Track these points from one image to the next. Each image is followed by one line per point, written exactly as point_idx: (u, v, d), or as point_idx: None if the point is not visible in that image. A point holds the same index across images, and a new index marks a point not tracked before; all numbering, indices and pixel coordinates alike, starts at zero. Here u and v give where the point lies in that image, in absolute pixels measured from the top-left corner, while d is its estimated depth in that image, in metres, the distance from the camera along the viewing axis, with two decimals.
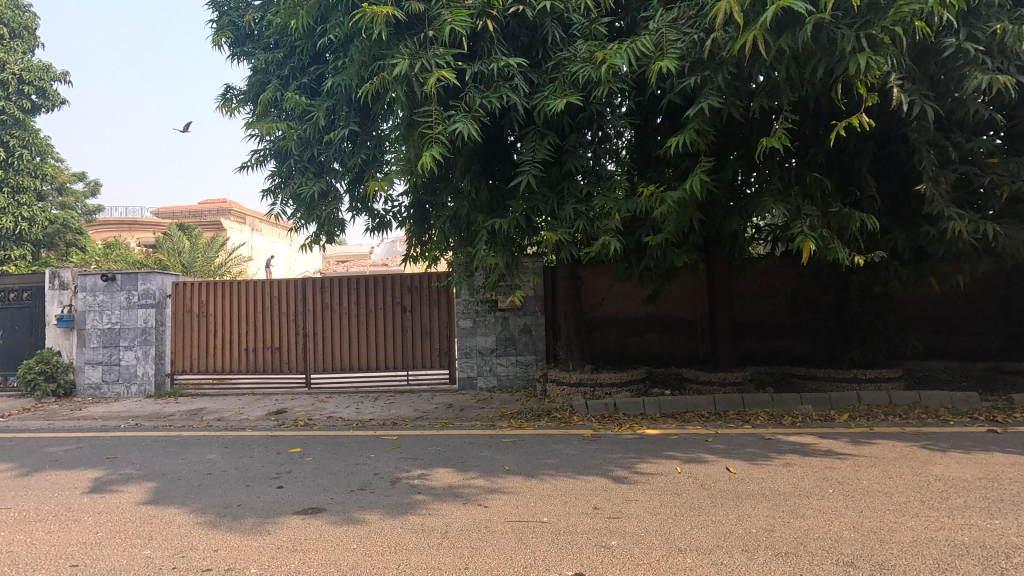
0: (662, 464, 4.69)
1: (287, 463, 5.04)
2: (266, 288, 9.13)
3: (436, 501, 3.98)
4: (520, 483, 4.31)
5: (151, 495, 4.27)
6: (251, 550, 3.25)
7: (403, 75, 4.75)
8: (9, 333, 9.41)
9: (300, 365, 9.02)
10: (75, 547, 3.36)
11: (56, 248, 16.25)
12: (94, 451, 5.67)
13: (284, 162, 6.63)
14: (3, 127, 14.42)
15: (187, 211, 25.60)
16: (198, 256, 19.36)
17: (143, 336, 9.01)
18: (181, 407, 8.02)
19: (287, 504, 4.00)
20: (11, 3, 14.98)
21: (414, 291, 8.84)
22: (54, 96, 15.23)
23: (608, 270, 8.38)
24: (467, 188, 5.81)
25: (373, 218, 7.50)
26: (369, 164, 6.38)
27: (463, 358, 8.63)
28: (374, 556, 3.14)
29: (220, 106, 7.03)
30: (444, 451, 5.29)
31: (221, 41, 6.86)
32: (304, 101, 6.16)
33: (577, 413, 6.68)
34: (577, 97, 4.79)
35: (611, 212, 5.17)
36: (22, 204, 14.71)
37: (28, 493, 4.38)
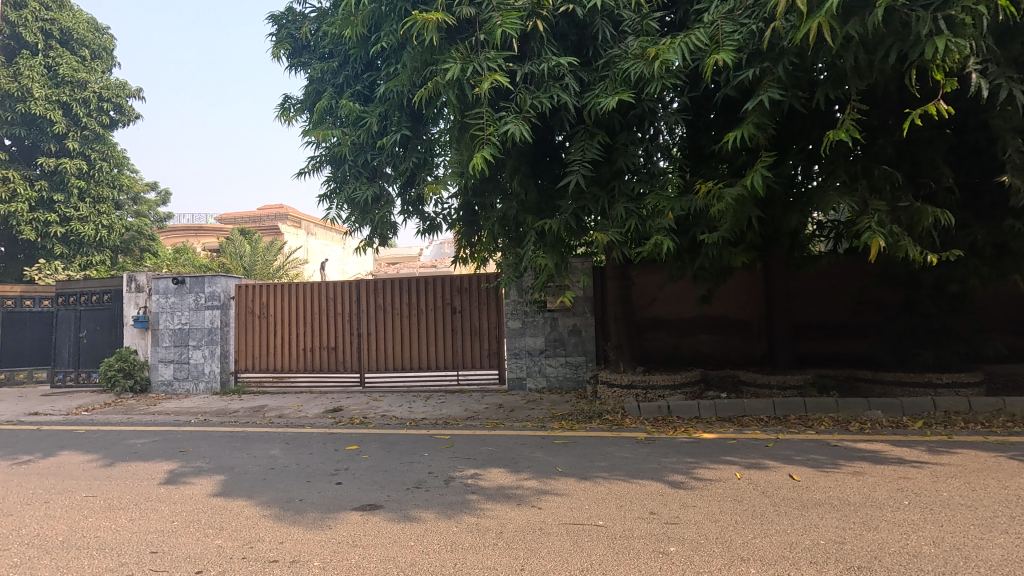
0: (721, 469, 4.54)
1: (344, 460, 5.19)
2: (322, 290, 9.45)
3: (489, 501, 4.01)
4: (574, 486, 4.27)
5: (220, 487, 4.50)
6: (314, 544, 3.37)
7: (455, 79, 4.80)
8: (93, 332, 10.27)
9: (355, 365, 9.28)
10: (153, 534, 3.58)
11: (132, 254, 17.31)
12: (169, 444, 6.03)
13: (339, 168, 6.83)
14: (85, 142, 15.60)
15: (247, 217, 26.93)
16: (258, 259, 20.32)
17: (210, 335, 9.49)
18: (245, 404, 8.41)
19: (346, 501, 4.12)
20: (92, 27, 16.25)
21: (464, 291, 8.92)
22: (129, 112, 16.34)
23: (659, 269, 8.21)
24: (516, 189, 5.80)
25: (424, 220, 7.63)
26: (421, 167, 6.50)
27: (512, 359, 8.66)
28: (431, 554, 3.18)
29: (279, 115, 7.33)
30: (496, 451, 5.33)
31: (280, 53, 7.14)
32: (357, 107, 6.33)
33: (630, 415, 6.58)
34: (629, 95, 4.71)
35: (665, 211, 5.06)
36: (102, 213, 15.79)
37: (113, 482, 4.71)
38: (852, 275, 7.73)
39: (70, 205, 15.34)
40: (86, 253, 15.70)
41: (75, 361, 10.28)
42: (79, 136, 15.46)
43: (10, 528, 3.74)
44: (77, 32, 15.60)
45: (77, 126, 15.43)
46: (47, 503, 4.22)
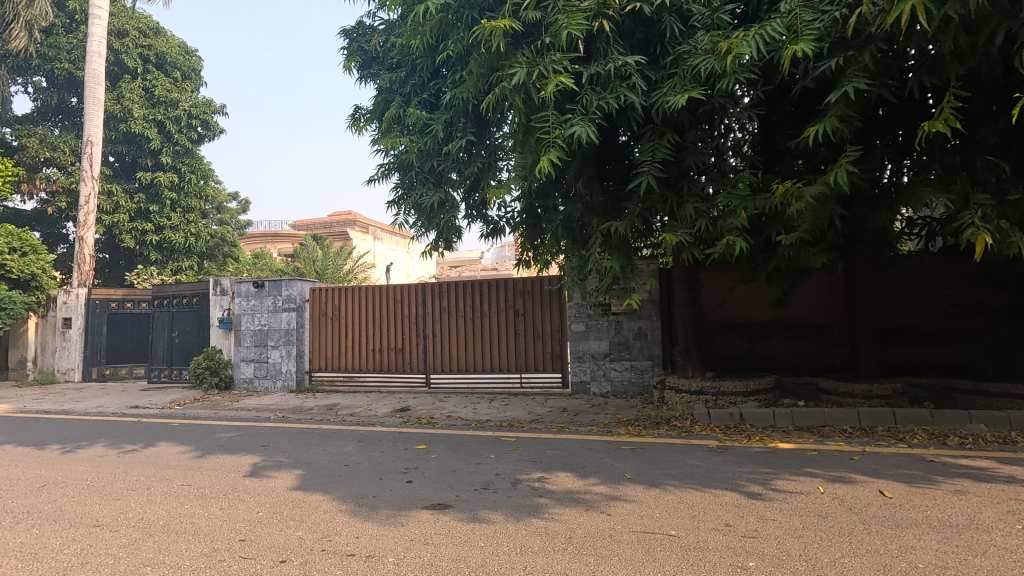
0: (801, 481, 4.30)
1: (414, 460, 5.31)
2: (389, 293, 9.77)
3: (557, 505, 3.98)
4: (643, 492, 4.18)
5: (299, 481, 4.73)
6: (388, 540, 3.47)
7: (521, 83, 4.83)
8: (184, 333, 11.14)
9: (421, 366, 9.50)
10: (241, 524, 3.80)
11: (216, 259, 18.52)
12: (252, 439, 6.41)
13: (406, 174, 7.01)
14: (178, 156, 16.92)
15: (319, 224, 28.29)
16: (329, 263, 21.28)
17: (287, 336, 10.01)
18: (319, 402, 8.81)
19: (417, 499, 4.22)
20: (182, 50, 17.84)
21: (526, 294, 8.94)
22: (215, 127, 17.57)
23: (730, 271, 7.92)
24: (581, 191, 5.74)
25: (488, 224, 7.71)
26: (486, 172, 6.59)
27: (576, 362, 8.60)
28: (501, 556, 3.20)
29: (351, 125, 7.65)
30: (562, 455, 5.29)
31: (351, 66, 7.45)
32: (424, 115, 6.49)
33: (699, 422, 6.35)
34: (700, 91, 4.56)
35: (737, 210, 4.87)
36: (191, 221, 17.02)
37: (204, 473, 5.06)
38: (949, 277, 7.13)
39: (163, 215, 16.65)
40: (176, 260, 16.97)
41: (168, 359, 11.20)
42: (171, 151, 16.77)
43: (118, 512, 4.09)
44: (170, 56, 17.14)
45: (170, 142, 16.79)
46: (148, 490, 4.59)
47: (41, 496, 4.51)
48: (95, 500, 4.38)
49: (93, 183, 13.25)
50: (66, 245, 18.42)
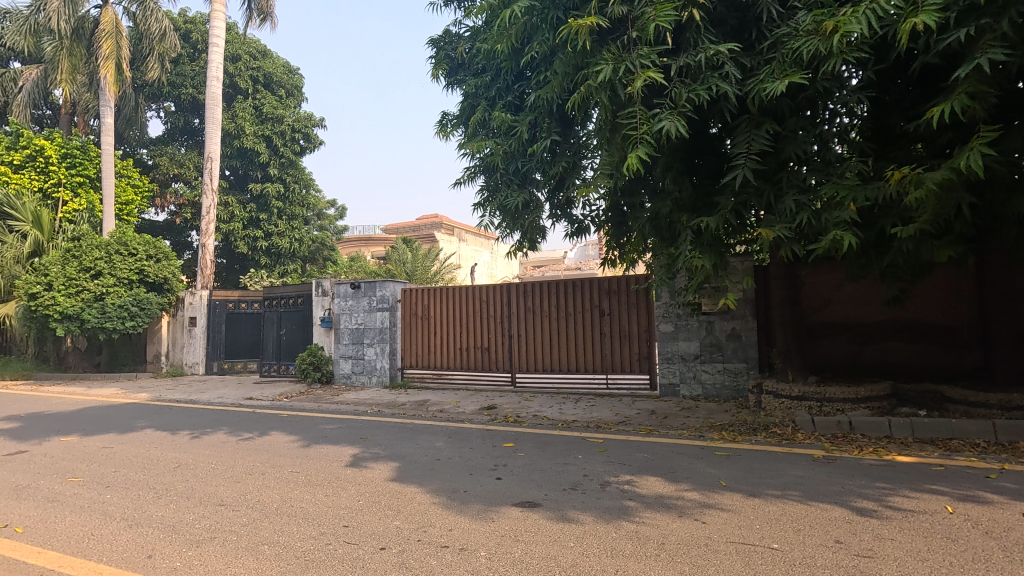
0: (924, 499, 3.89)
1: (502, 457, 5.40)
2: (475, 293, 10.00)
3: (648, 509, 3.89)
4: (740, 502, 3.98)
5: (395, 473, 4.97)
6: (480, 534, 3.56)
7: (607, 80, 4.74)
8: (290, 331, 12.11)
9: (507, 364, 9.64)
10: (344, 510, 4.05)
11: (317, 262, 19.80)
12: (352, 431, 6.83)
13: (491, 176, 7.11)
14: (284, 168, 18.37)
15: (408, 227, 29.59)
16: (418, 264, 22.20)
17: (381, 334, 10.55)
18: (411, 398, 9.20)
19: (507, 496, 4.28)
20: (286, 70, 19.38)
21: (612, 293, 8.81)
22: (315, 139, 18.90)
23: (835, 268, 7.36)
24: (669, 187, 5.54)
25: (572, 223, 7.67)
26: (570, 171, 6.55)
27: (664, 363, 8.34)
28: (592, 558, 3.17)
29: (438, 131, 7.91)
30: (652, 459, 5.16)
31: (438, 74, 7.70)
32: (509, 117, 6.56)
33: (802, 430, 5.94)
34: (802, 76, 4.26)
35: (846, 202, 4.48)
36: (295, 228, 18.43)
37: (310, 461, 5.45)
38: None
39: (271, 223, 18.17)
40: (283, 263, 18.48)
41: (277, 355, 12.21)
42: (278, 163, 18.21)
43: (239, 493, 4.51)
44: (276, 75, 18.64)
45: (277, 155, 18.26)
46: (263, 474, 5.03)
47: (176, 475, 5.08)
48: (219, 481, 4.86)
49: (213, 195, 14.69)
50: (191, 252, 20.60)
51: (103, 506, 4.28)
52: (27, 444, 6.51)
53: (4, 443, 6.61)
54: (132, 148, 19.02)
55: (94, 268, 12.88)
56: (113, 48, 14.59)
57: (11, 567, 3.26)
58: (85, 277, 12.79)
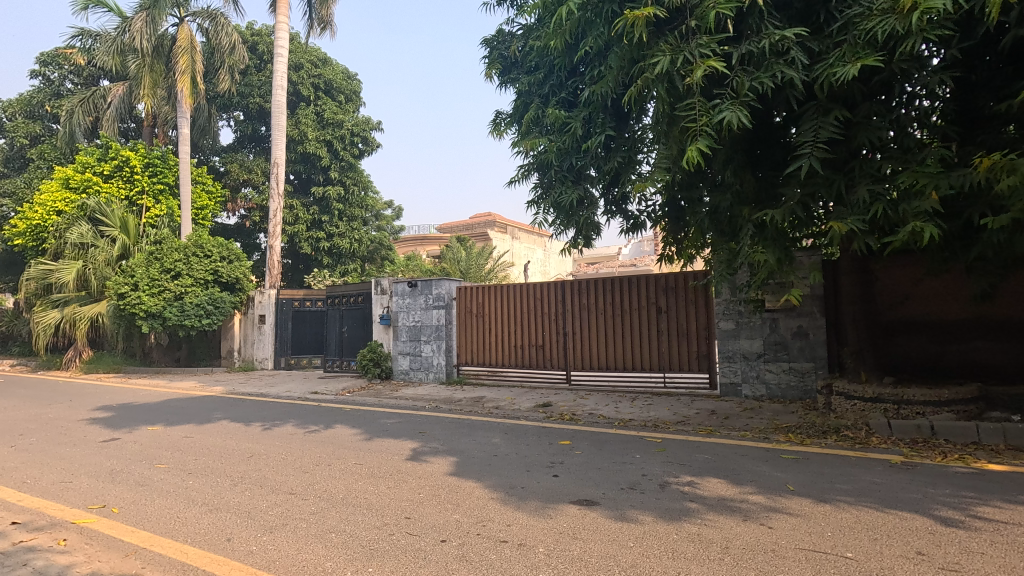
0: (1019, 511, 3.59)
1: (559, 455, 5.41)
2: (529, 291, 10.03)
3: (710, 511, 3.78)
4: (810, 507, 3.80)
5: (454, 468, 5.06)
6: (539, 531, 3.57)
7: (664, 72, 4.63)
8: (352, 328, 12.59)
9: (561, 362, 9.62)
10: (406, 503, 4.17)
11: (376, 262, 20.46)
12: (412, 425, 7.02)
13: (545, 174, 7.08)
14: (344, 171, 19.07)
15: (462, 226, 30.07)
16: (472, 263, 22.50)
17: (437, 332, 10.75)
18: (467, 394, 9.34)
19: (564, 493, 4.28)
20: (345, 76, 20.14)
21: (670, 290, 8.62)
22: (372, 142, 19.57)
23: (912, 261, 6.90)
24: (729, 180, 5.35)
25: (628, 219, 7.55)
26: (625, 167, 6.44)
27: (724, 362, 8.08)
28: (652, 558, 3.12)
29: (492, 131, 7.97)
30: (713, 460, 5.02)
31: (492, 73, 7.75)
32: (562, 114, 6.53)
33: (877, 434, 5.63)
34: (876, 58, 4.02)
35: (927, 190, 4.19)
36: (354, 229, 19.12)
37: (372, 454, 5.65)
38: None
39: (332, 224, 18.89)
40: (344, 263, 19.24)
41: (340, 351, 12.72)
42: (339, 167, 18.93)
43: (307, 483, 4.73)
44: (336, 82, 19.40)
45: (338, 159, 18.97)
46: (329, 466, 5.25)
47: (250, 464, 5.39)
48: (289, 471, 5.12)
49: (278, 199, 15.37)
50: (260, 253, 21.74)
51: (186, 491, 4.60)
52: (119, 432, 7.08)
53: (100, 431, 7.22)
54: (205, 156, 20.25)
55: (174, 270, 13.81)
56: (189, 63, 15.61)
57: (109, 543, 3.55)
58: (166, 278, 13.70)
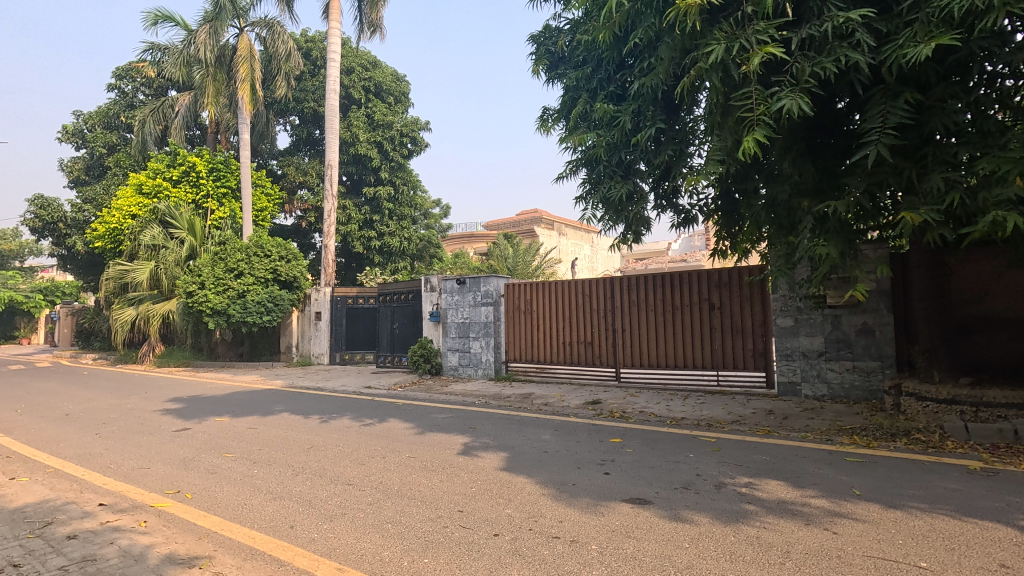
0: None
1: (610, 452, 5.36)
2: (577, 287, 9.98)
3: (770, 514, 3.66)
4: (878, 513, 3.62)
5: (505, 463, 5.11)
6: (591, 528, 3.55)
7: (719, 61, 4.49)
8: (402, 325, 12.91)
9: (611, 359, 9.52)
10: (458, 496, 4.24)
11: (424, 260, 20.88)
12: (462, 421, 7.12)
13: (593, 169, 6.99)
14: (394, 172, 19.54)
15: (508, 223, 30.22)
16: (519, 260, 22.57)
17: (486, 329, 10.85)
18: (516, 391, 9.39)
19: (616, 491, 4.24)
20: (394, 77, 20.62)
21: (723, 286, 8.38)
22: (421, 142, 19.98)
23: (992, 253, 6.43)
24: (788, 170, 5.13)
25: (678, 214, 7.38)
26: (677, 160, 6.28)
27: (783, 360, 7.81)
28: (709, 560, 3.05)
29: (540, 127, 7.95)
30: (772, 461, 4.85)
31: (539, 69, 7.72)
32: (611, 108, 6.43)
33: (952, 437, 5.29)
34: (952, 36, 3.77)
35: (1009, 176, 3.89)
36: (404, 227, 19.58)
37: (424, 448, 5.77)
38: None
39: (383, 224, 19.39)
40: (394, 261, 19.73)
41: (391, 347, 13.07)
42: (389, 167, 19.40)
43: (363, 474, 4.89)
44: (385, 84, 19.89)
45: (388, 159, 19.45)
46: (384, 458, 5.40)
47: (310, 455, 5.61)
48: (347, 462, 5.30)
49: (332, 200, 15.93)
50: (315, 252, 22.57)
51: (252, 479, 4.84)
52: (190, 422, 7.52)
53: (173, 421, 7.68)
54: (264, 160, 21.18)
55: (237, 269, 14.52)
56: (248, 71, 16.35)
57: (184, 527, 3.79)
58: (230, 277, 14.41)
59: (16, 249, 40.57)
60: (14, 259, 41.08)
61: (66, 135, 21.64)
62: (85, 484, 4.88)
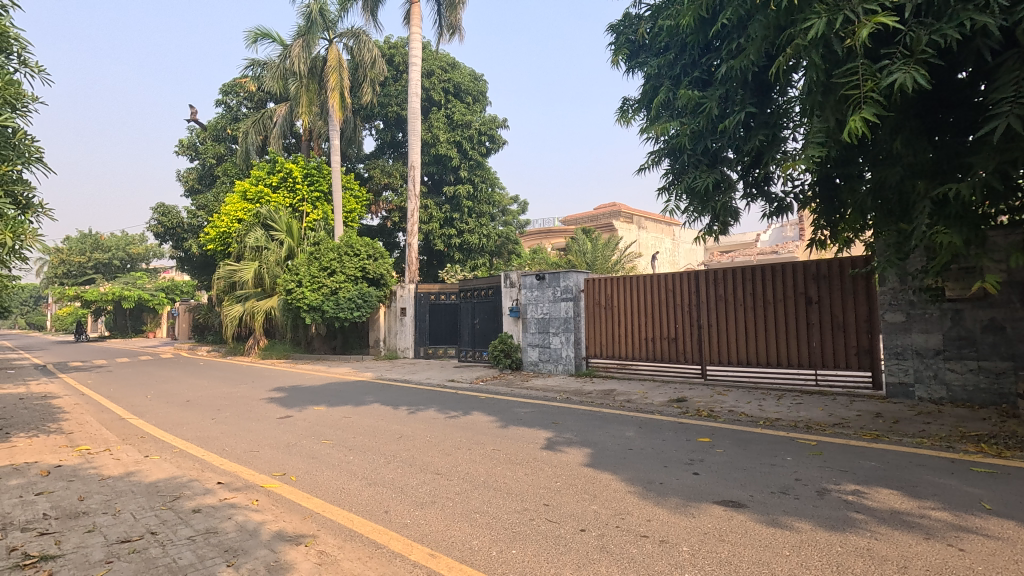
0: None
1: (699, 452, 5.16)
2: (660, 281, 9.70)
3: (881, 524, 3.38)
4: (1014, 530, 3.23)
5: (589, 459, 5.08)
6: (681, 529, 3.45)
7: (819, 36, 4.17)
8: (483, 320, 13.16)
9: (696, 355, 9.17)
10: (543, 490, 4.26)
11: (503, 256, 21.22)
12: (544, 415, 7.15)
13: (677, 159, 6.72)
14: (473, 170, 19.94)
15: (586, 217, 29.95)
16: (598, 254, 22.34)
17: (565, 324, 10.82)
18: (597, 387, 9.28)
19: (707, 492, 4.09)
20: (472, 77, 21.03)
21: (821, 279, 7.82)
22: (499, 140, 20.25)
23: None
24: (900, 151, 4.68)
25: (771, 202, 6.95)
26: (769, 145, 5.90)
27: (892, 360, 7.11)
28: (813, 570, 2.86)
29: (619, 118, 7.76)
30: (882, 468, 4.46)
31: (619, 59, 7.53)
32: (696, 94, 6.14)
33: None
34: None
35: None
36: (483, 225, 19.98)
37: (509, 441, 5.85)
38: None
39: (463, 221, 19.83)
40: (473, 258, 20.17)
41: (473, 342, 13.37)
42: (468, 166, 19.81)
43: (451, 465, 5.04)
44: (464, 84, 20.32)
45: (467, 158, 19.88)
46: (470, 450, 5.54)
47: (400, 445, 5.87)
48: (435, 453, 5.49)
49: (415, 200, 16.56)
50: (399, 250, 23.51)
51: (349, 465, 5.14)
52: (291, 411, 8.10)
53: (277, 409, 8.31)
54: (352, 164, 22.32)
55: (330, 267, 15.43)
56: (338, 80, 17.32)
57: (291, 507, 4.08)
58: (324, 275, 15.34)
59: (143, 253, 45.39)
60: (140, 262, 45.99)
61: (183, 149, 23.96)
62: (206, 464, 5.39)
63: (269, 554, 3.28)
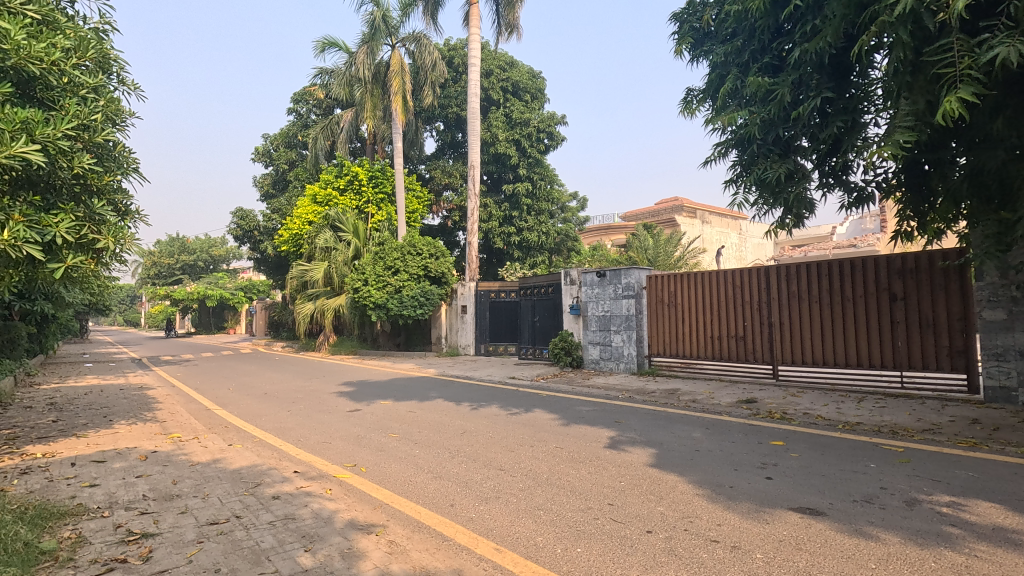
0: None
1: (772, 456, 4.93)
2: (727, 278, 9.36)
3: (981, 541, 3.10)
4: None
5: (654, 459, 4.97)
6: (754, 535, 3.31)
7: (908, 11, 3.85)
8: (543, 318, 13.16)
9: (767, 355, 8.78)
10: (607, 489, 4.20)
11: (562, 253, 21.13)
12: (606, 414, 7.06)
13: (745, 150, 6.42)
14: (532, 167, 19.94)
15: (647, 213, 29.31)
16: (660, 250, 21.82)
17: (627, 322, 10.64)
18: (661, 386, 9.06)
19: (781, 498, 3.90)
20: (530, 75, 21.04)
21: (908, 273, 7.27)
22: (558, 136, 20.15)
23: None
24: (1001, 133, 4.27)
25: (851, 193, 6.52)
26: (848, 132, 5.53)
27: (991, 361, 6.48)
28: None
29: (683, 110, 7.52)
30: (981, 479, 4.09)
31: (682, 48, 7.30)
32: (766, 81, 5.83)
33: None
34: None
35: None
36: (542, 222, 19.97)
37: (571, 439, 5.82)
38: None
39: (522, 219, 19.89)
40: (533, 256, 20.21)
41: (533, 339, 13.40)
42: (527, 164, 19.84)
43: (514, 461, 5.07)
44: (522, 82, 20.36)
45: (526, 156, 19.91)
46: (532, 447, 5.55)
47: (463, 440, 5.97)
48: (498, 448, 5.55)
49: (475, 200, 16.80)
50: (460, 249, 23.90)
51: (415, 459, 5.27)
52: (360, 404, 8.42)
53: (346, 403, 8.66)
54: (414, 165, 22.87)
55: (394, 266, 15.90)
56: (400, 84, 17.85)
57: (361, 497, 4.24)
58: (389, 274, 15.83)
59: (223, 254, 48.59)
60: (221, 263, 49.23)
61: (258, 156, 25.39)
62: (283, 453, 5.70)
63: (342, 541, 3.42)
